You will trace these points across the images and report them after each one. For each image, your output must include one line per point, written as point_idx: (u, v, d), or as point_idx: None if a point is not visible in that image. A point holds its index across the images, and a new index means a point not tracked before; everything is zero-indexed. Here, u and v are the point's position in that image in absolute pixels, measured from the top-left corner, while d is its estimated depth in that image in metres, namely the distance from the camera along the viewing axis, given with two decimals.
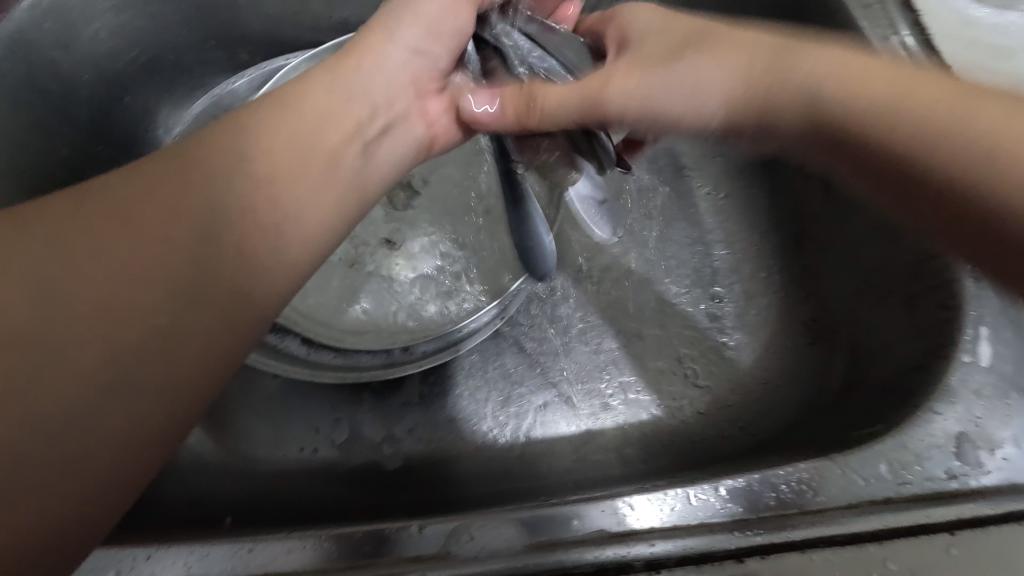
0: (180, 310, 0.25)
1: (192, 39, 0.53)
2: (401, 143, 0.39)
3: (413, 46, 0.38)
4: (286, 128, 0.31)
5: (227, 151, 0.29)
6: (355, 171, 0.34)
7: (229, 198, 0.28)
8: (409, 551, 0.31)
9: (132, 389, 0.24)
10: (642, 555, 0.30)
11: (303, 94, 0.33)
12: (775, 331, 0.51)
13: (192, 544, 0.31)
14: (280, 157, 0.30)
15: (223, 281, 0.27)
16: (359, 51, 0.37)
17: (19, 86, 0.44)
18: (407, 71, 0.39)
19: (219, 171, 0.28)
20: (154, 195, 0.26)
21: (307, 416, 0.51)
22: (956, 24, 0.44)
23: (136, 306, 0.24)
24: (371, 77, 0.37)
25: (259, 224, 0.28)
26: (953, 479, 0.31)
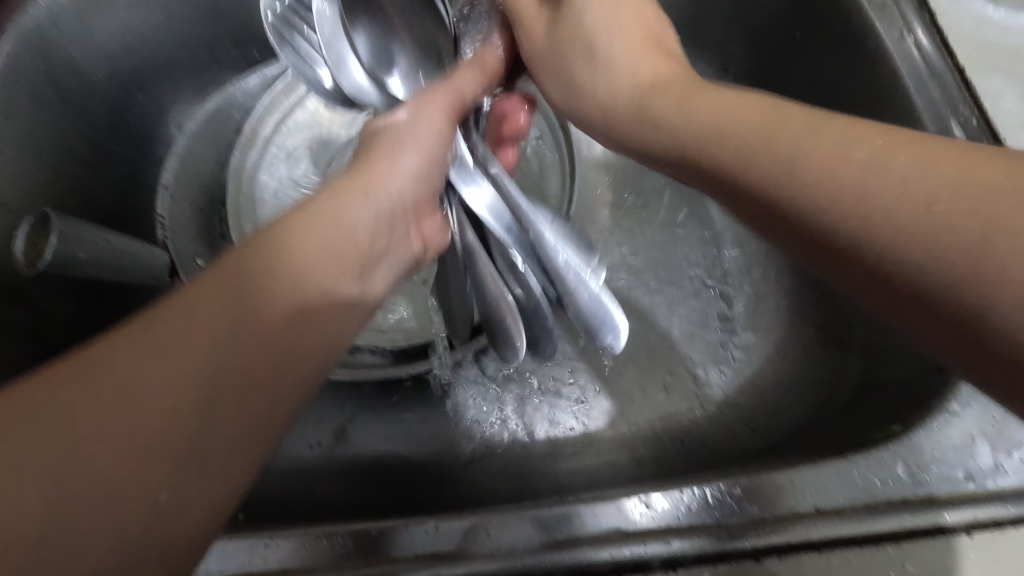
0: (177, 477, 0.25)
1: (206, 37, 0.53)
2: (399, 262, 0.37)
3: (415, 171, 0.36)
4: (278, 272, 0.29)
5: (236, 301, 0.28)
6: (358, 296, 0.33)
7: (224, 346, 0.27)
8: (425, 548, 0.31)
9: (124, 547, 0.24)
10: (659, 553, 0.30)
11: (311, 215, 0.32)
12: (785, 332, 0.51)
13: (210, 539, 0.31)
14: (251, 305, 0.28)
15: (239, 430, 0.27)
16: (370, 175, 0.36)
17: (37, 83, 0.45)
18: (402, 200, 0.36)
19: (218, 321, 0.27)
20: (162, 358, 0.26)
21: (319, 414, 0.51)
22: (974, 26, 0.43)
23: (142, 482, 0.24)
24: (377, 202, 0.35)
25: (270, 362, 0.28)
26: (971, 480, 0.31)
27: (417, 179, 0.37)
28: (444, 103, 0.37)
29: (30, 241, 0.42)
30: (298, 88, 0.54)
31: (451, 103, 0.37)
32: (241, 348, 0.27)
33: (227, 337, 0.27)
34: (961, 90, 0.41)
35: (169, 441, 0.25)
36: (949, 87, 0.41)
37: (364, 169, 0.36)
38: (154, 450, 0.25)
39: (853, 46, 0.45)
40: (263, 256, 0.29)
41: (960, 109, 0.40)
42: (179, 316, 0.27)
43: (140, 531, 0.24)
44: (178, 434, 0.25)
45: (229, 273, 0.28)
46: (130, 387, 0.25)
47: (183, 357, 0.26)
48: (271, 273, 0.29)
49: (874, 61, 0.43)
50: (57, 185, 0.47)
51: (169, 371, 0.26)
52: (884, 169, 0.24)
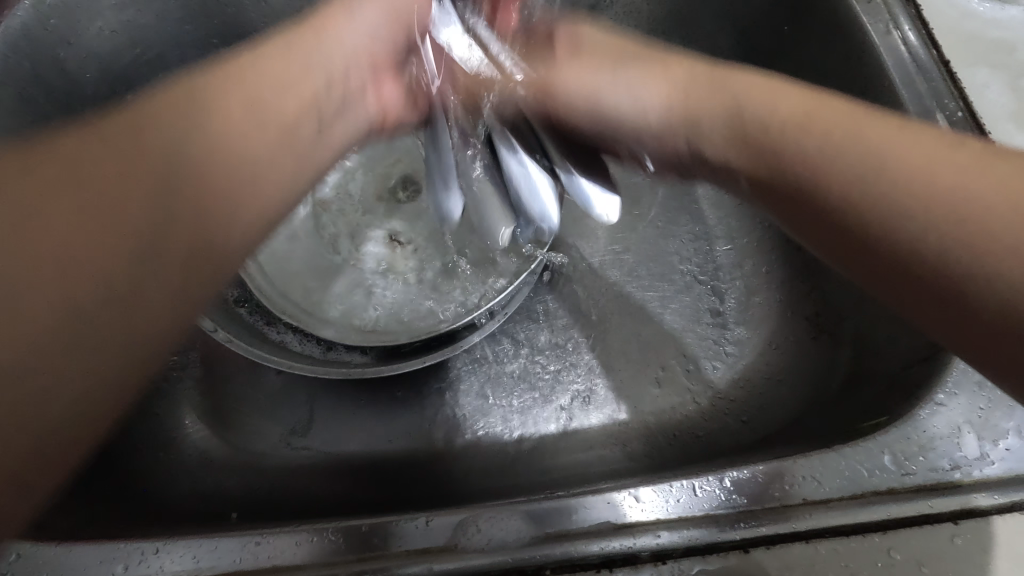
0: (128, 296, 0.25)
1: (196, 37, 0.53)
2: (356, 118, 0.38)
3: (370, 31, 0.37)
4: (252, 90, 0.30)
5: (139, 128, 0.26)
6: (317, 143, 0.34)
7: (120, 158, 0.26)
8: (416, 544, 0.31)
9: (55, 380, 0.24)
10: (648, 545, 0.30)
11: (211, 83, 0.29)
12: (776, 326, 0.51)
13: (200, 538, 0.31)
14: (158, 145, 0.26)
15: (139, 274, 0.26)
16: (300, 37, 0.34)
17: (25, 83, 0.45)
18: (363, 51, 0.37)
19: (117, 146, 0.26)
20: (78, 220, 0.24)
21: (312, 414, 0.51)
22: (960, 19, 0.44)
23: (87, 322, 0.24)
24: (331, 48, 0.35)
25: (185, 178, 0.27)
26: (957, 470, 0.31)
27: (376, 39, 0.37)
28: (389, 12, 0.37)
29: None
30: None
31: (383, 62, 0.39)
32: (147, 206, 0.26)
33: (121, 173, 0.25)
34: (947, 83, 0.41)
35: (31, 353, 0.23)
36: (935, 80, 0.41)
37: (322, 16, 0.35)
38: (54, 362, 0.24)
39: (840, 40, 0.45)
40: (145, 117, 0.27)
41: (946, 101, 0.40)
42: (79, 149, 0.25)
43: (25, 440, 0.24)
44: (84, 309, 0.24)
45: (186, 97, 0.28)
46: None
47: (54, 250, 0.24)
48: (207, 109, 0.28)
49: (860, 55, 0.43)
50: None
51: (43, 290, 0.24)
52: (961, 182, 0.26)
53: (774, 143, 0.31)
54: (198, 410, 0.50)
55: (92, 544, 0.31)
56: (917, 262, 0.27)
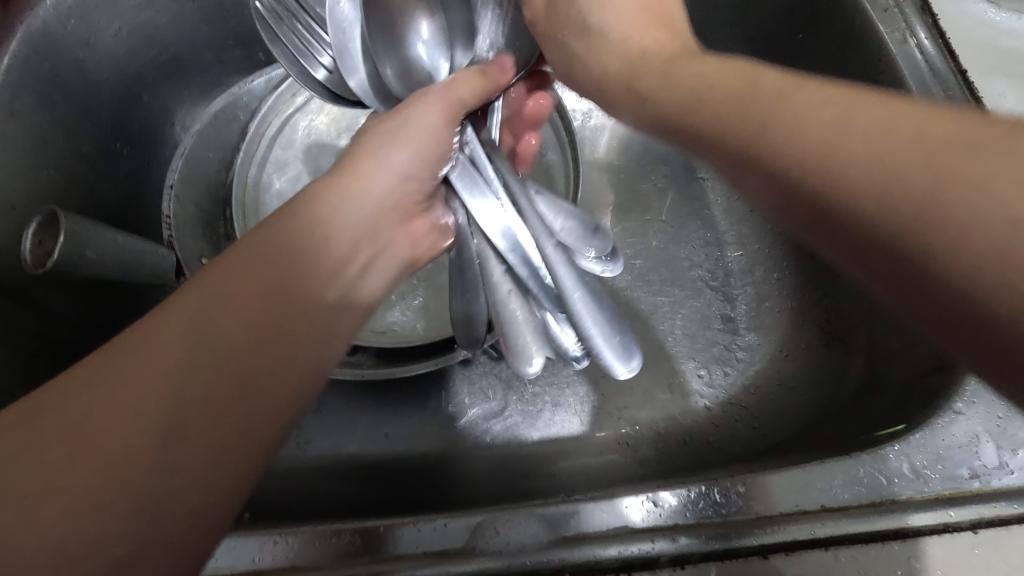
0: (237, 399, 0.28)
1: (212, 39, 0.53)
2: (388, 263, 0.37)
3: (401, 171, 0.36)
4: (326, 219, 0.33)
5: (266, 250, 0.31)
6: (380, 262, 0.36)
7: (256, 284, 0.30)
8: (433, 546, 0.31)
9: (188, 473, 0.26)
10: (666, 550, 0.30)
11: (317, 202, 0.33)
12: (788, 333, 0.51)
13: (218, 537, 0.32)
14: (289, 263, 0.31)
15: (252, 399, 0.28)
16: (349, 175, 0.35)
17: (43, 82, 0.45)
18: (391, 190, 0.36)
19: (254, 265, 0.30)
20: (203, 325, 0.28)
21: (322, 415, 0.51)
22: (976, 28, 0.44)
23: (210, 421, 0.27)
24: (388, 152, 0.36)
25: (300, 305, 0.31)
26: (975, 478, 0.31)
27: (401, 176, 0.36)
28: (442, 109, 0.36)
29: (37, 241, 0.42)
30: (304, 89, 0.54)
31: (449, 106, 0.36)
32: (269, 324, 0.29)
33: (259, 301, 0.30)
34: (963, 92, 0.41)
35: (158, 457, 0.25)
36: (951, 89, 0.41)
37: (361, 145, 0.36)
38: (183, 471, 0.26)
39: (855, 47, 0.45)
40: (271, 234, 0.31)
41: (963, 111, 0.40)
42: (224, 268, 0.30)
43: (144, 556, 0.24)
44: (201, 427, 0.27)
45: (273, 229, 0.32)
46: (123, 386, 0.26)
47: (185, 358, 0.27)
48: (304, 230, 0.32)
49: (875, 63, 0.44)
50: (63, 184, 0.47)
51: (171, 389, 0.26)
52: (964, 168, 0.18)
53: (704, 136, 0.27)
54: None
55: None
56: (865, 240, 0.20)
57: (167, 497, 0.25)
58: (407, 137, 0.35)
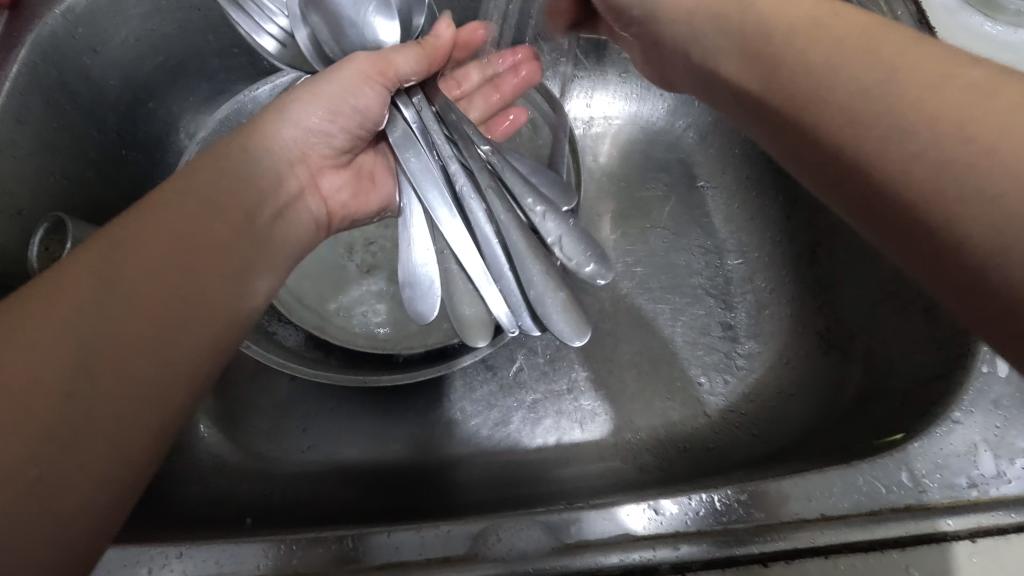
0: (156, 349, 0.27)
1: (218, 46, 0.54)
2: (298, 227, 0.38)
3: (310, 126, 0.38)
4: (233, 180, 0.33)
5: (180, 198, 0.31)
6: (284, 227, 0.36)
7: (166, 234, 0.29)
8: (436, 553, 0.31)
9: (99, 422, 0.25)
10: (668, 557, 0.31)
11: (225, 158, 0.34)
12: (788, 342, 0.52)
13: (222, 542, 0.32)
14: (205, 216, 0.31)
15: (172, 348, 0.28)
16: (257, 134, 0.36)
17: (52, 90, 0.45)
18: (296, 152, 0.38)
19: (169, 216, 0.30)
20: (116, 274, 0.27)
21: (324, 420, 0.51)
22: (973, 41, 0.44)
23: (123, 372, 0.26)
24: (300, 115, 0.37)
25: (213, 257, 0.30)
26: (974, 487, 0.32)
27: (312, 133, 0.38)
28: (369, 67, 0.38)
29: (44, 246, 0.43)
30: None
31: (378, 67, 0.38)
32: (181, 275, 0.29)
33: (173, 250, 0.29)
34: None
35: (72, 399, 0.25)
36: None
37: (271, 110, 0.37)
38: (91, 422, 0.25)
39: None
40: (175, 191, 0.31)
41: None
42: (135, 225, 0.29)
43: (50, 506, 0.24)
44: (112, 377, 0.26)
45: (184, 185, 0.31)
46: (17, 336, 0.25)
47: (90, 306, 0.26)
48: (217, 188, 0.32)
49: None
50: (69, 190, 0.47)
51: (78, 332, 0.26)
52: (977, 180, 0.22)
53: None
54: (209, 415, 0.50)
55: (117, 547, 0.31)
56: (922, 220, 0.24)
57: (88, 450, 0.25)
58: (323, 99, 0.37)
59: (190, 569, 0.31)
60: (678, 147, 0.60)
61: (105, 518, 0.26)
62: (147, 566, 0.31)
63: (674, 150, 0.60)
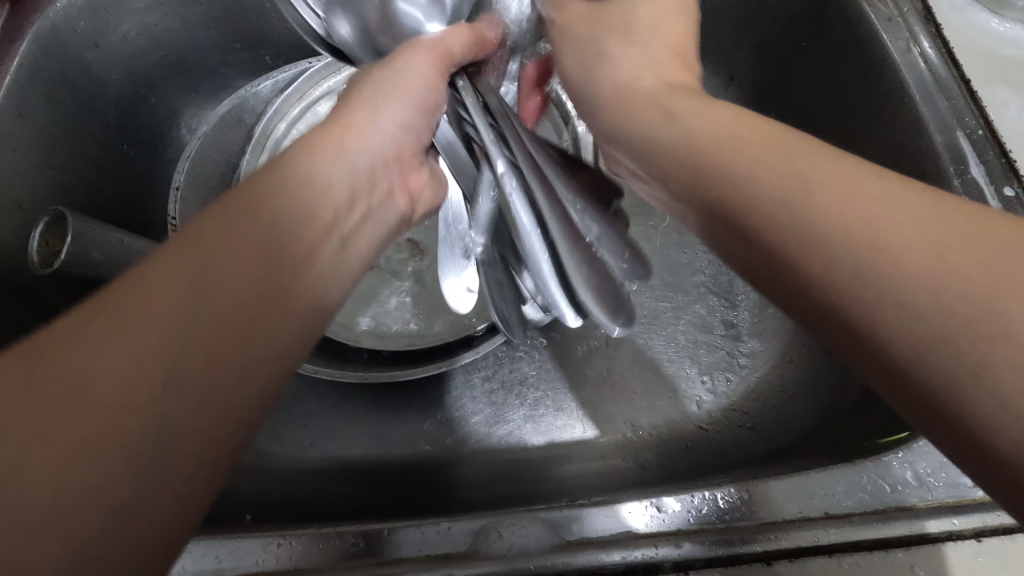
0: (241, 356, 0.25)
1: (220, 41, 0.54)
2: (379, 224, 0.35)
3: (398, 122, 0.35)
4: (327, 173, 0.31)
5: (272, 193, 0.28)
6: (369, 229, 0.33)
7: (256, 230, 0.27)
8: (436, 549, 0.31)
9: (176, 437, 0.22)
10: (670, 555, 0.30)
11: (327, 153, 0.31)
12: (791, 340, 0.51)
13: (221, 538, 0.32)
14: (290, 214, 0.28)
15: (256, 352, 0.25)
16: (345, 124, 0.34)
17: (52, 84, 0.45)
18: (383, 146, 0.35)
19: (257, 210, 0.27)
20: (201, 274, 0.25)
21: (325, 418, 0.51)
22: (979, 37, 0.44)
23: (203, 382, 0.23)
24: (387, 111, 0.35)
25: (299, 248, 0.28)
26: (979, 486, 0.31)
27: (399, 128, 0.35)
28: (433, 57, 0.36)
29: (44, 240, 0.43)
30: (310, 92, 0.54)
31: (440, 57, 0.37)
32: (267, 276, 0.26)
33: (255, 249, 0.26)
34: (966, 100, 0.41)
35: (154, 413, 0.22)
36: (954, 98, 0.41)
37: (346, 109, 0.35)
38: (178, 437, 0.23)
39: (859, 55, 0.45)
40: (273, 185, 0.28)
41: (967, 119, 0.41)
42: (214, 222, 0.26)
43: (129, 523, 0.21)
44: (184, 393, 0.23)
45: (264, 179, 0.28)
46: (109, 344, 0.22)
47: (183, 309, 0.23)
48: (293, 180, 0.29)
49: (880, 72, 0.44)
50: (70, 184, 0.47)
51: (169, 336, 0.23)
52: (938, 252, 0.20)
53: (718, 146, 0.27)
54: None
55: None
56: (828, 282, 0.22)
57: (166, 466, 0.22)
58: (405, 92, 0.35)
59: (188, 564, 0.31)
60: None
61: (184, 529, 0.23)
62: None
63: None
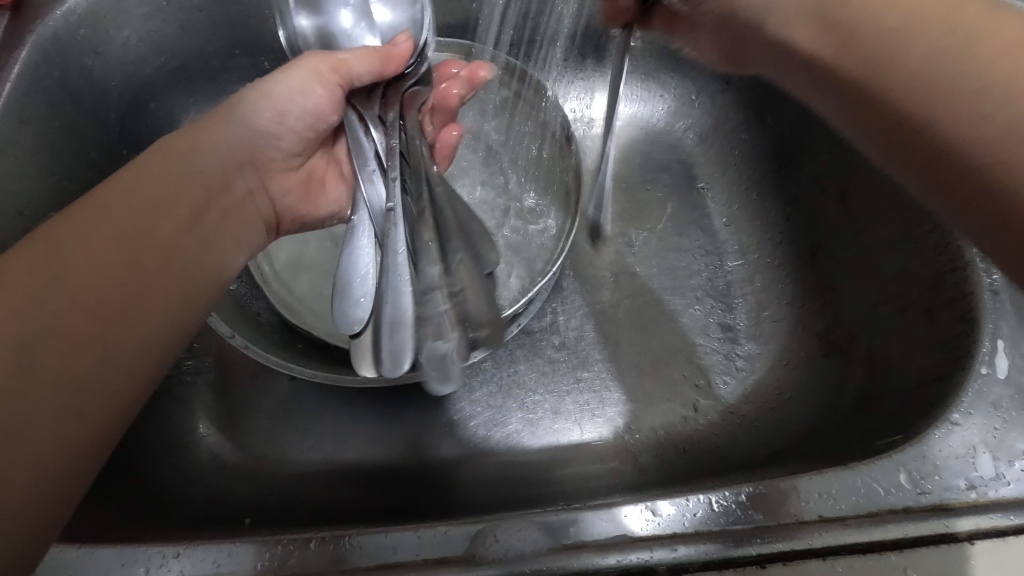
0: (106, 337, 0.28)
1: (219, 47, 0.54)
2: (249, 217, 0.38)
3: (258, 128, 0.39)
4: (185, 168, 0.34)
5: (126, 188, 0.32)
6: (240, 219, 0.37)
7: (120, 223, 0.30)
8: (434, 553, 0.31)
9: (49, 411, 0.26)
10: (666, 559, 0.31)
11: (183, 148, 0.35)
12: (788, 343, 0.52)
13: (220, 543, 0.32)
14: (151, 205, 0.32)
15: (121, 332, 0.28)
16: (204, 125, 0.37)
17: (53, 91, 0.46)
18: (242, 150, 0.38)
19: (128, 202, 0.31)
20: (61, 268, 0.28)
21: (325, 421, 0.51)
22: None
23: (74, 362, 0.27)
24: (244, 118, 0.38)
25: (165, 239, 0.31)
26: (972, 489, 0.32)
27: (259, 130, 0.39)
28: (326, 67, 0.39)
29: None
30: None
31: (334, 67, 0.39)
32: (139, 258, 0.30)
33: (116, 237, 0.30)
34: None
35: (14, 389, 0.25)
36: None
37: (209, 119, 0.37)
38: (44, 406, 0.26)
39: None
40: (125, 183, 0.32)
41: None
42: (74, 224, 0.30)
43: (10, 494, 0.24)
44: (51, 373, 0.26)
45: (124, 186, 0.32)
46: None
47: (40, 298, 0.27)
48: (153, 179, 0.33)
49: None
50: (71, 190, 0.48)
51: (24, 315, 0.26)
52: None
53: None
54: (209, 415, 0.50)
55: (116, 547, 0.31)
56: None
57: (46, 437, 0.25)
58: (274, 100, 0.39)
59: (188, 569, 0.31)
60: (678, 148, 0.60)
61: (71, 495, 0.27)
62: (146, 566, 0.31)
63: (675, 151, 0.60)
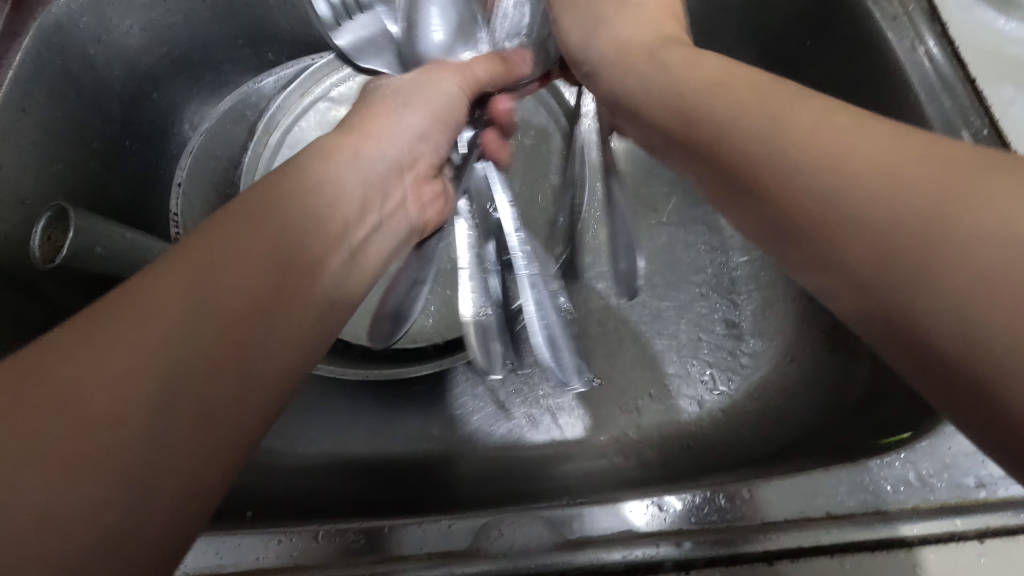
0: (246, 358, 0.25)
1: (221, 38, 0.53)
2: (389, 236, 0.35)
3: (417, 132, 0.37)
4: (333, 185, 0.31)
5: (277, 200, 0.29)
6: (372, 235, 0.34)
7: (263, 238, 0.27)
8: (437, 547, 0.31)
9: (181, 447, 0.22)
10: (671, 555, 0.30)
11: (312, 160, 0.32)
12: (793, 339, 0.51)
13: (223, 533, 0.32)
14: (291, 224, 0.28)
15: (255, 354, 0.25)
16: (363, 126, 0.36)
17: (55, 79, 0.45)
18: (406, 155, 0.37)
19: (262, 213, 0.28)
20: (192, 284, 0.24)
21: (327, 414, 0.51)
22: (983, 36, 0.44)
23: (211, 388, 0.23)
24: (402, 118, 0.37)
25: (306, 258, 0.28)
26: (982, 487, 0.31)
27: (420, 137, 0.38)
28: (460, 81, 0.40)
29: (47, 236, 0.43)
30: (313, 88, 0.54)
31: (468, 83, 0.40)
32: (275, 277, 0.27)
33: (263, 262, 0.26)
34: (972, 100, 0.41)
35: (153, 417, 0.22)
36: (958, 99, 0.41)
37: (364, 116, 0.37)
38: (179, 435, 0.22)
39: (864, 55, 0.45)
40: (271, 194, 0.28)
41: (971, 118, 0.40)
42: (204, 239, 0.26)
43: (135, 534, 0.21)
44: (176, 398, 0.22)
45: (277, 201, 0.28)
46: (86, 367, 0.21)
47: (180, 317, 0.23)
48: (294, 194, 0.29)
49: (884, 71, 0.44)
50: (72, 180, 0.47)
51: (156, 359, 0.22)
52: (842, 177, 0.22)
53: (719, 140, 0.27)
54: None
55: None
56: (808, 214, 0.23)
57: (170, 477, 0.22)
58: (422, 103, 0.38)
59: (189, 560, 0.31)
60: None
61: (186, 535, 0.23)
62: None
63: None
